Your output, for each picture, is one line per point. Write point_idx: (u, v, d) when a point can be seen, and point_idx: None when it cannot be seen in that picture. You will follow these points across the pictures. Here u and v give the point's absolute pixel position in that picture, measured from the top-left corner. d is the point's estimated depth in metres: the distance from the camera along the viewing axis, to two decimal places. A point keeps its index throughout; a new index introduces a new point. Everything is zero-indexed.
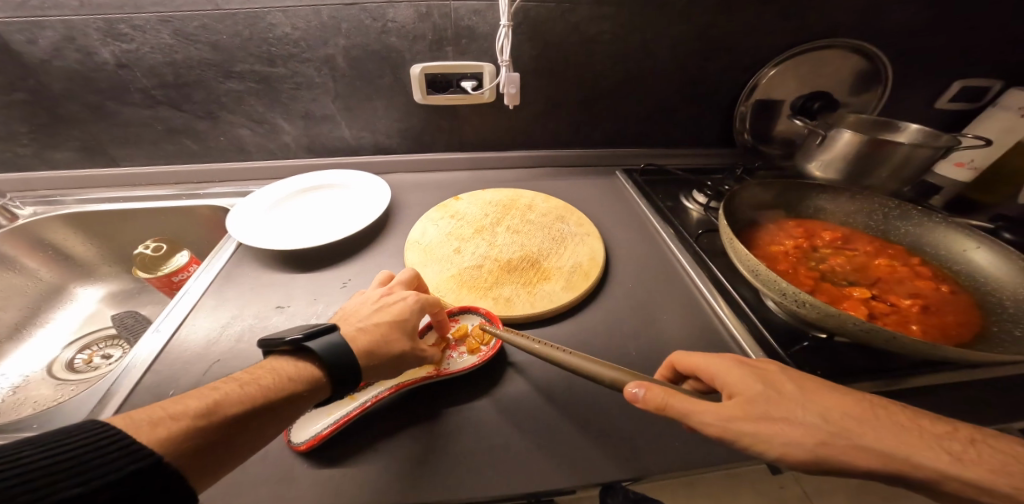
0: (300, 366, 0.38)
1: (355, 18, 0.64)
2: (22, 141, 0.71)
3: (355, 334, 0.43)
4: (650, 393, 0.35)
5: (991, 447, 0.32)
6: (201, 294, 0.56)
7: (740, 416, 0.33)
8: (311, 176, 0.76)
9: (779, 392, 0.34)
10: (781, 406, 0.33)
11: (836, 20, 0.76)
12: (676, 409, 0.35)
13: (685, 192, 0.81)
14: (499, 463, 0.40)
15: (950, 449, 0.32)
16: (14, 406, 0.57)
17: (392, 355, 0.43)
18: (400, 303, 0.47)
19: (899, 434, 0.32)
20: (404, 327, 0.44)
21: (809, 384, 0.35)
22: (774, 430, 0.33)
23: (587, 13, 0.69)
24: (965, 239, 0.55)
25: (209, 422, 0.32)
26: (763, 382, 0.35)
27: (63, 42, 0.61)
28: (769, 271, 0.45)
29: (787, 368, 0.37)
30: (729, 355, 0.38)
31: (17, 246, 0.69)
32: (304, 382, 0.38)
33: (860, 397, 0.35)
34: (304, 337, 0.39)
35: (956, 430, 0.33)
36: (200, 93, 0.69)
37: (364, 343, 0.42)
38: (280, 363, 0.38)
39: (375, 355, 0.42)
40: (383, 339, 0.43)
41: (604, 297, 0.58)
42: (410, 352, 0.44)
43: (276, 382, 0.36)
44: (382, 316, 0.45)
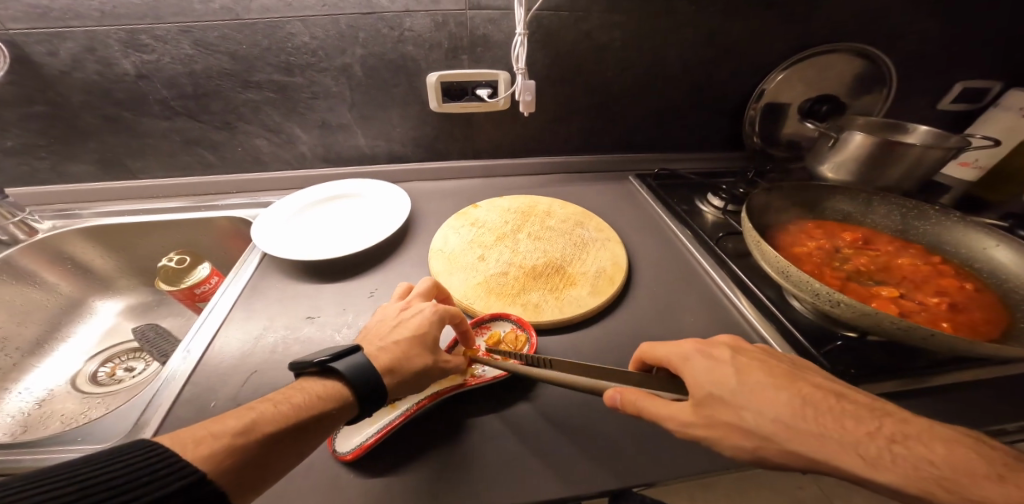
0: (328, 384, 0.37)
1: (373, 27, 0.65)
2: (39, 155, 0.70)
3: (377, 352, 0.42)
4: (625, 398, 0.37)
5: (908, 450, 0.30)
6: (229, 307, 0.56)
7: (695, 421, 0.35)
8: (329, 186, 0.77)
9: (722, 392, 0.35)
10: (729, 409, 0.34)
11: (842, 23, 0.77)
12: (644, 414, 0.36)
13: (699, 195, 0.82)
14: (538, 469, 0.40)
15: (863, 452, 0.30)
16: (41, 419, 0.57)
17: (416, 371, 0.42)
18: (420, 315, 0.46)
19: (819, 432, 0.31)
20: (426, 340, 0.43)
21: (754, 380, 0.35)
22: (721, 434, 0.34)
23: (601, 20, 0.70)
24: (984, 237, 0.57)
25: (247, 440, 0.31)
26: (714, 381, 0.35)
27: (83, 53, 0.60)
28: (801, 272, 0.45)
29: (738, 355, 0.37)
30: (686, 346, 0.39)
31: (36, 260, 0.68)
32: (333, 401, 0.36)
33: (794, 393, 0.34)
34: (331, 357, 0.38)
35: (878, 429, 0.31)
36: (218, 104, 0.69)
37: (386, 361, 0.41)
38: (311, 383, 0.38)
39: (399, 372, 0.41)
40: (405, 355, 0.42)
41: (631, 300, 0.59)
42: (434, 366, 0.43)
43: (308, 401, 0.36)
44: (403, 331, 0.44)
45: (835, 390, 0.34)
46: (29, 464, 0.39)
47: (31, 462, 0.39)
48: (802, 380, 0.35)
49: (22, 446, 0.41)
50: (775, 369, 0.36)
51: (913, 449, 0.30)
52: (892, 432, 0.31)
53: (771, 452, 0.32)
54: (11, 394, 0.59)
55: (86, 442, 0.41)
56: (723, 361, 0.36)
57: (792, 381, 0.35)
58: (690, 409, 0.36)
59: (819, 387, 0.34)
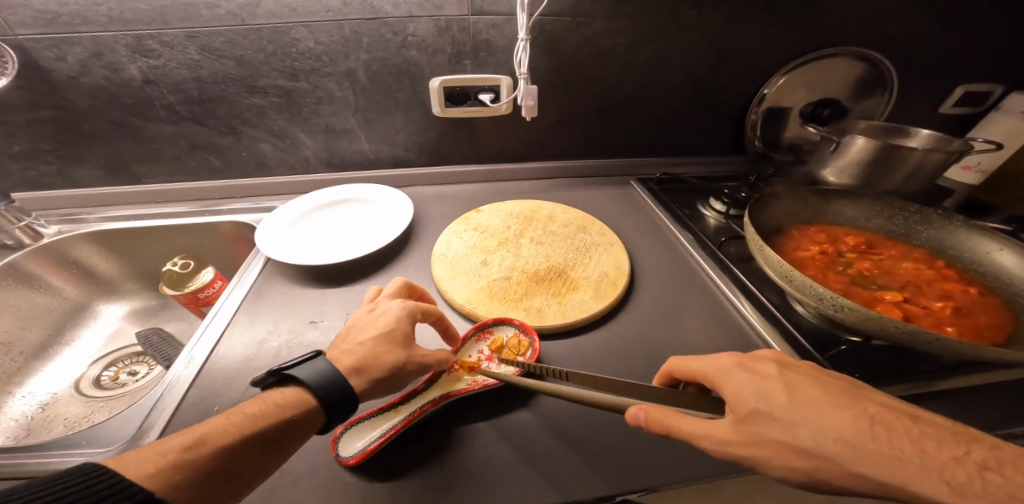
0: (286, 393, 0.37)
1: (376, 32, 0.65)
2: (46, 160, 0.71)
3: (340, 356, 0.42)
4: (650, 416, 0.36)
5: (1004, 478, 0.27)
6: (234, 311, 0.56)
7: (737, 440, 0.34)
8: (333, 191, 0.77)
9: (771, 409, 0.34)
10: (778, 427, 0.33)
11: (844, 28, 0.77)
12: (677, 432, 0.36)
13: (701, 200, 0.82)
14: (542, 474, 0.40)
15: (949, 478, 0.28)
16: (44, 423, 0.57)
17: (385, 371, 0.41)
18: (386, 315, 0.45)
19: (896, 456, 0.29)
20: (393, 338, 0.43)
21: (807, 397, 0.33)
22: (769, 453, 0.33)
23: (603, 25, 0.70)
24: (986, 241, 0.57)
25: (196, 455, 0.31)
26: (759, 398, 0.34)
27: (91, 58, 0.61)
28: (803, 277, 0.45)
29: (784, 368, 0.36)
30: (725, 359, 0.38)
31: (42, 264, 0.68)
32: (289, 407, 0.36)
33: (859, 412, 0.32)
34: (290, 364, 0.39)
35: (965, 454, 0.29)
36: (223, 109, 0.70)
37: (350, 363, 0.41)
38: (268, 393, 0.38)
39: (365, 373, 0.41)
40: (371, 355, 0.42)
41: (633, 304, 0.59)
42: (404, 365, 0.42)
43: (264, 411, 0.36)
44: (367, 333, 0.44)
45: (905, 409, 0.32)
46: (34, 468, 0.39)
47: (34, 466, 0.39)
48: (864, 398, 0.33)
49: (27, 449, 0.41)
50: (829, 385, 0.35)
51: (1008, 477, 0.27)
52: (983, 458, 0.28)
53: (833, 474, 0.31)
54: (15, 397, 0.59)
55: (90, 445, 0.41)
56: (767, 374, 0.36)
57: (854, 399, 0.33)
58: (731, 427, 0.35)
59: (891, 404, 0.33)
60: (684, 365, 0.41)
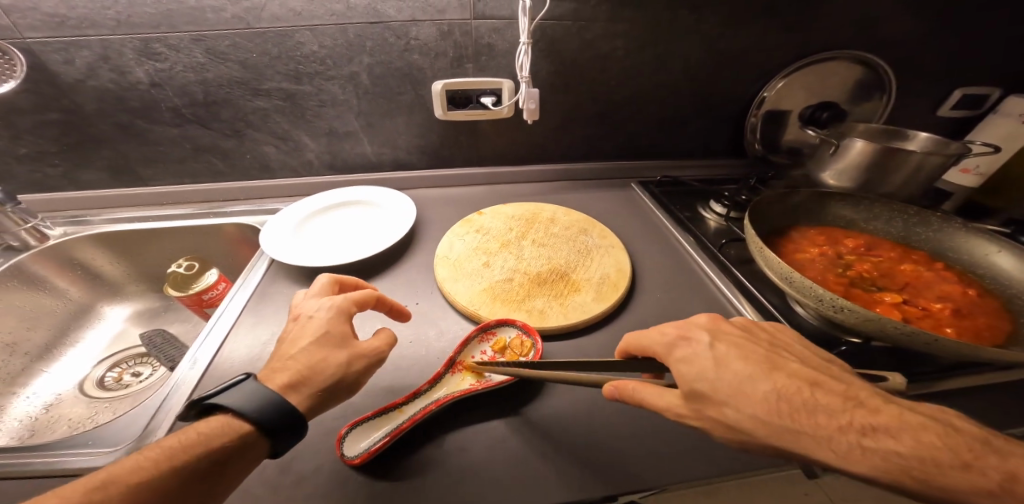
0: (215, 421, 0.35)
1: (380, 36, 0.66)
2: (53, 162, 0.71)
3: (273, 374, 0.40)
4: (622, 389, 0.38)
5: (877, 442, 0.31)
6: (238, 313, 0.56)
7: (683, 415, 0.36)
8: (336, 194, 0.78)
9: (707, 388, 0.35)
10: (712, 405, 0.34)
11: (842, 32, 0.78)
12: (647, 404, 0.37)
13: (701, 202, 0.83)
14: (545, 474, 0.41)
15: (835, 447, 0.31)
16: (49, 424, 0.58)
17: (327, 377, 0.40)
18: (313, 322, 0.43)
19: (795, 433, 0.32)
20: (325, 343, 0.42)
21: (733, 372, 0.35)
22: (709, 427, 0.35)
23: (603, 29, 0.71)
24: (985, 244, 0.57)
25: (104, 496, 0.29)
26: (698, 377, 0.35)
27: (98, 61, 0.62)
28: (803, 278, 0.46)
29: (718, 340, 0.38)
30: (668, 335, 0.39)
31: (48, 265, 0.69)
32: (218, 435, 0.34)
33: (771, 387, 0.34)
34: (213, 393, 0.36)
35: (850, 422, 0.32)
36: (228, 112, 0.70)
37: (284, 380, 0.39)
38: (198, 422, 0.35)
39: (305, 387, 0.39)
40: (307, 367, 0.40)
41: (634, 306, 0.59)
42: (348, 365, 0.41)
43: (189, 441, 0.33)
44: (296, 345, 0.42)
45: (810, 379, 0.35)
46: (41, 468, 0.40)
47: (41, 466, 0.40)
48: (779, 370, 0.35)
49: (33, 449, 0.41)
50: (754, 356, 0.36)
51: (881, 443, 0.31)
52: (863, 425, 0.32)
53: (750, 443, 0.33)
54: (19, 398, 0.60)
55: (97, 446, 0.41)
56: (705, 350, 0.37)
57: (770, 372, 0.35)
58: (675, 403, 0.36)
59: (798, 377, 0.35)
60: (635, 343, 0.41)
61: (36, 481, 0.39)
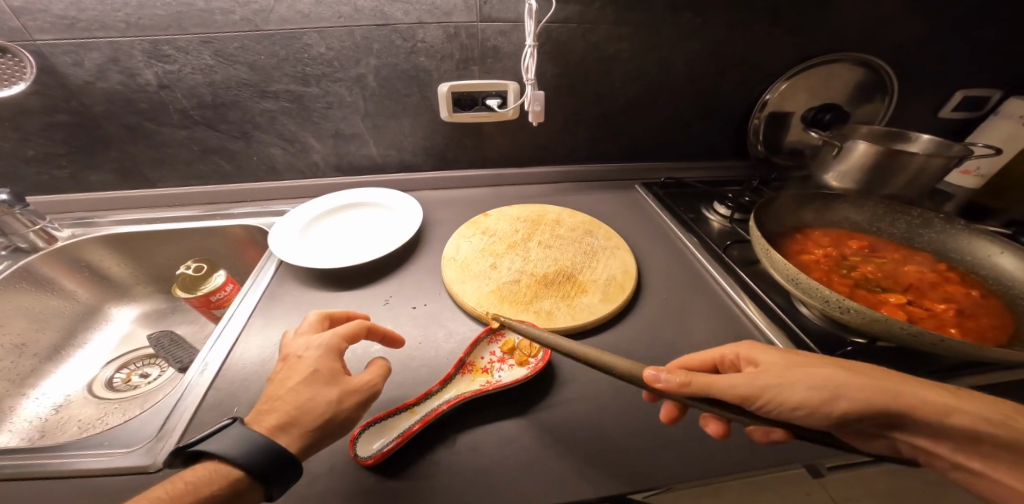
0: (202, 470, 0.35)
1: (387, 39, 0.66)
2: (60, 164, 0.72)
3: (262, 417, 0.38)
4: (671, 375, 0.37)
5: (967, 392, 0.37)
6: (249, 314, 0.57)
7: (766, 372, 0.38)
8: (342, 196, 0.78)
9: (794, 358, 0.39)
10: (775, 372, 0.37)
11: (846, 34, 0.79)
12: (697, 380, 0.37)
13: (705, 204, 0.83)
14: (556, 473, 0.41)
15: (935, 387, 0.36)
16: (59, 425, 0.58)
17: (317, 418, 0.38)
18: (300, 361, 0.41)
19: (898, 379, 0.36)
20: (313, 382, 0.39)
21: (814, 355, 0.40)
22: (794, 378, 0.37)
23: (607, 32, 0.72)
24: (988, 245, 0.58)
25: None
26: (777, 354, 0.40)
27: (107, 63, 0.62)
28: (810, 279, 0.46)
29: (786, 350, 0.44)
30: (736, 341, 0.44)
31: (56, 266, 0.69)
32: (207, 484, 0.34)
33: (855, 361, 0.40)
34: (198, 439, 0.36)
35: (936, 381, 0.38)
36: (236, 114, 0.71)
37: (273, 422, 0.37)
38: (187, 471, 0.35)
39: (294, 428, 0.37)
40: (296, 408, 0.38)
41: (641, 307, 0.60)
42: (338, 403, 0.39)
43: (174, 493, 0.33)
44: (283, 387, 0.40)
45: None
46: (56, 468, 0.40)
47: (55, 466, 0.40)
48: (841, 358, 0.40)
49: (46, 450, 0.42)
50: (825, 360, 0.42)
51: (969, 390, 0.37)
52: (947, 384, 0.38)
53: (849, 384, 0.35)
54: (28, 400, 0.60)
55: (112, 446, 0.42)
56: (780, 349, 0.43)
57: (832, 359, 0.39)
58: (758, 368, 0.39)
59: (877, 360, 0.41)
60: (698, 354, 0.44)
61: (51, 481, 0.39)
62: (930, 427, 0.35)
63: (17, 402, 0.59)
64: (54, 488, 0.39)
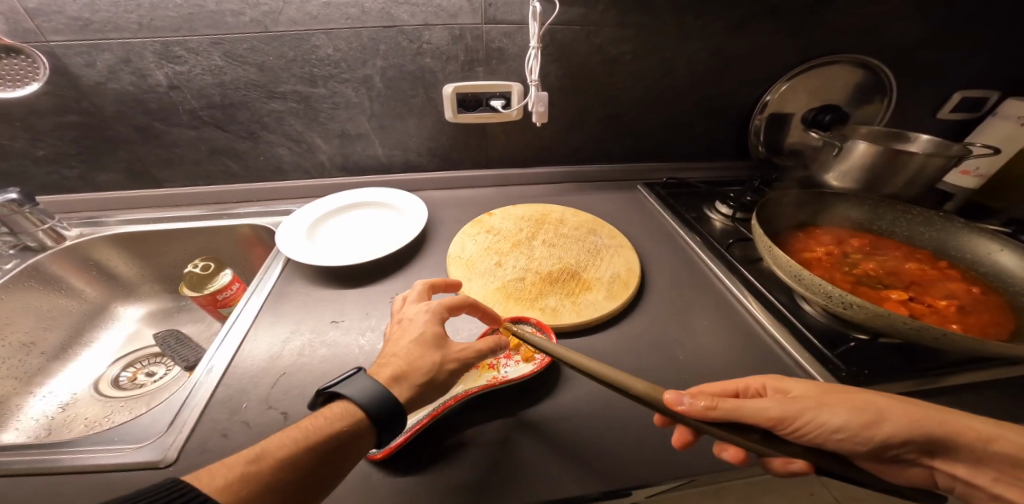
0: (340, 407, 0.37)
1: (393, 40, 0.67)
2: (69, 164, 0.72)
3: (379, 368, 0.41)
4: (696, 401, 0.37)
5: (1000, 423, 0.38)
6: (256, 313, 0.57)
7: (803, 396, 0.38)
8: (347, 196, 0.79)
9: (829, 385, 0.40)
10: (811, 395, 0.38)
11: (845, 36, 0.80)
12: (723, 404, 0.37)
13: (707, 204, 0.84)
14: (566, 467, 0.41)
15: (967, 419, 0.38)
16: (66, 422, 0.59)
17: (423, 375, 0.41)
18: (413, 323, 0.45)
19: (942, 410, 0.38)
20: (427, 341, 0.43)
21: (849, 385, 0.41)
22: (831, 400, 0.38)
23: (610, 34, 0.73)
24: (989, 242, 0.58)
25: (260, 467, 0.31)
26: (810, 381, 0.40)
27: (119, 64, 0.63)
28: (813, 275, 0.47)
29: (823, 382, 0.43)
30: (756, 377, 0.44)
31: (64, 265, 0.70)
32: (340, 419, 0.36)
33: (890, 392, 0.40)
34: (334, 383, 0.38)
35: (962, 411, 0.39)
36: (244, 114, 0.72)
37: (388, 374, 0.40)
38: (326, 408, 0.37)
39: (405, 381, 0.40)
40: (407, 362, 0.41)
41: (645, 306, 0.60)
42: (441, 365, 0.42)
43: (319, 425, 0.35)
44: (397, 345, 0.43)
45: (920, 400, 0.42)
46: (66, 464, 0.40)
47: (65, 462, 0.40)
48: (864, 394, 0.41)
49: (55, 446, 0.42)
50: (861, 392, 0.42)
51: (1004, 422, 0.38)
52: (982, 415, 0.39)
53: (887, 408, 0.37)
54: (35, 398, 0.61)
55: (122, 442, 0.42)
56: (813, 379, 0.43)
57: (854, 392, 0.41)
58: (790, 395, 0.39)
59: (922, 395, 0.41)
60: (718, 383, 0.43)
61: (64, 476, 0.40)
62: (972, 451, 0.36)
63: (24, 401, 0.60)
64: (67, 482, 0.39)
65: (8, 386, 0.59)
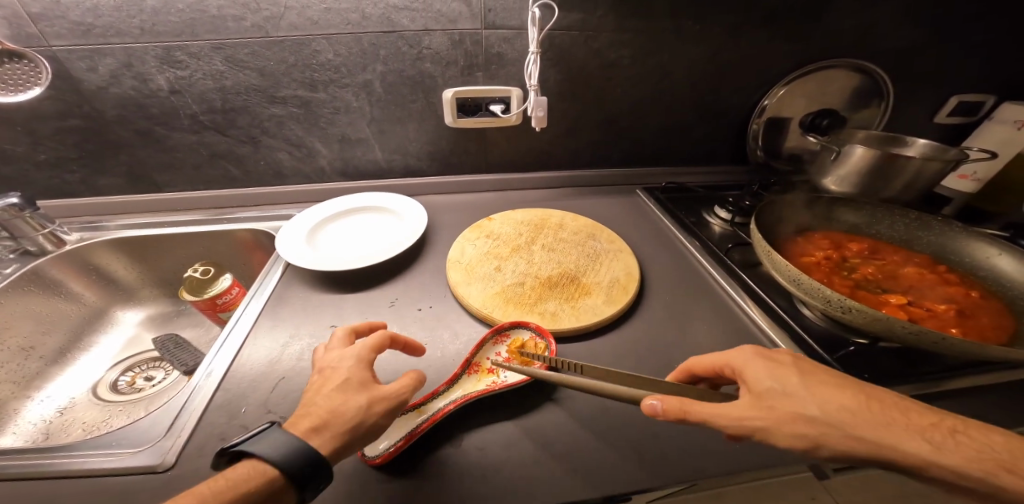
0: (245, 466, 0.34)
1: (393, 45, 0.68)
2: (71, 168, 0.73)
3: (296, 421, 0.38)
4: (667, 404, 0.37)
5: (971, 438, 0.34)
6: (256, 317, 0.57)
7: (756, 415, 0.36)
8: (347, 200, 0.79)
9: (790, 389, 0.36)
10: (766, 409, 0.36)
11: (841, 41, 0.80)
12: (694, 414, 0.37)
13: (706, 208, 0.84)
14: (563, 472, 0.41)
15: (931, 439, 0.33)
16: (63, 427, 0.59)
17: (348, 421, 0.38)
18: (335, 369, 0.42)
19: (910, 436, 0.33)
20: (345, 389, 0.40)
21: (817, 379, 0.37)
22: (782, 422, 0.35)
23: (609, 39, 0.73)
24: (987, 247, 0.59)
25: None
26: (773, 379, 0.37)
27: (121, 69, 0.63)
28: (811, 280, 0.47)
29: (800, 359, 0.39)
30: (746, 350, 0.41)
31: (64, 269, 0.70)
32: (247, 479, 0.34)
33: (859, 392, 0.36)
34: (239, 441, 0.35)
35: (940, 421, 0.35)
36: (245, 119, 0.72)
37: (306, 425, 0.37)
38: (230, 470, 0.34)
39: (325, 430, 0.37)
40: (329, 410, 0.38)
41: (645, 310, 0.60)
42: (368, 409, 0.39)
43: (220, 487, 0.32)
44: (317, 394, 0.40)
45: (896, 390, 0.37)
46: (63, 468, 0.40)
47: (62, 467, 0.40)
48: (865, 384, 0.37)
49: (53, 449, 0.42)
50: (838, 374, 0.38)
51: (973, 438, 0.34)
52: (954, 424, 0.34)
53: (834, 438, 0.34)
54: (33, 402, 0.61)
55: (119, 446, 0.42)
56: (785, 356, 0.40)
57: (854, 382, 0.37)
58: (749, 405, 0.36)
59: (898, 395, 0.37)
60: (703, 361, 0.43)
61: (61, 480, 0.40)
62: None
63: (22, 405, 0.60)
64: (64, 486, 0.39)
65: (6, 391, 0.60)
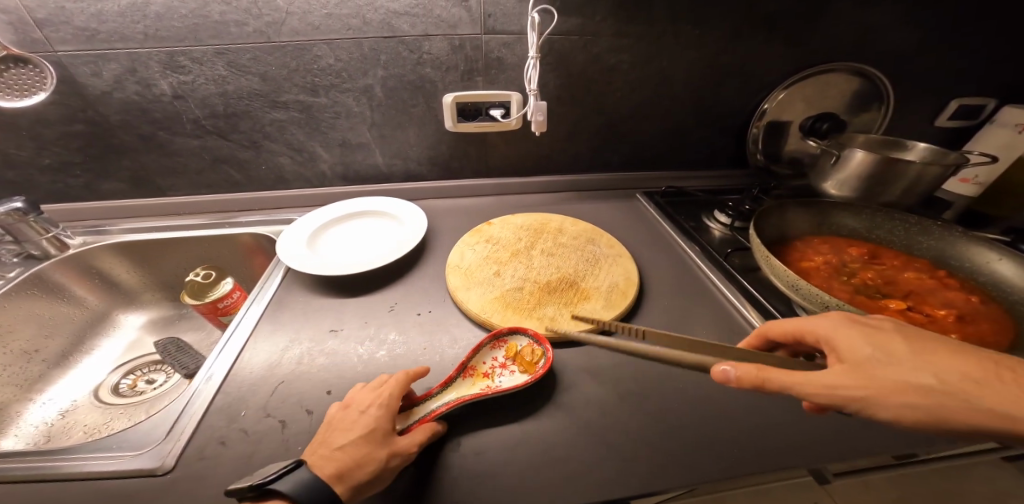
0: None
1: (394, 50, 0.68)
2: (75, 173, 0.73)
3: (319, 462, 0.39)
4: (742, 372, 0.36)
5: None
6: (256, 320, 0.58)
7: (855, 383, 0.35)
8: (348, 205, 0.79)
9: (893, 358, 0.36)
10: (866, 377, 0.35)
11: (841, 44, 0.80)
12: (772, 383, 0.36)
13: (705, 212, 0.84)
14: (561, 477, 0.41)
15: None
16: (64, 430, 0.59)
17: (366, 472, 0.38)
18: (364, 413, 0.42)
19: None
20: (369, 440, 0.40)
21: (923, 346, 0.36)
22: (887, 391, 0.35)
23: (608, 44, 0.73)
24: (987, 252, 0.58)
25: None
26: (873, 345, 0.36)
27: (124, 74, 0.64)
28: (810, 285, 0.47)
29: (901, 325, 0.39)
30: (829, 314, 0.41)
31: (67, 273, 0.70)
32: None
33: (978, 360, 0.35)
34: (271, 478, 0.36)
35: None
36: (247, 124, 0.73)
37: (330, 471, 0.38)
38: None
39: (345, 478, 0.37)
40: (351, 458, 0.39)
41: (644, 314, 0.60)
42: (386, 464, 0.39)
43: None
44: (342, 438, 0.40)
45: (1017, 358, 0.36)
46: (63, 471, 0.40)
47: (62, 470, 0.40)
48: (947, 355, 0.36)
49: (54, 452, 0.42)
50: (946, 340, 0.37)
51: None
52: None
53: (949, 411, 0.33)
54: (34, 405, 0.61)
55: (119, 449, 0.42)
56: (883, 322, 0.39)
57: (964, 348, 0.36)
58: (843, 371, 0.36)
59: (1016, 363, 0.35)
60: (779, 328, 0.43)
61: (62, 483, 0.40)
62: None
63: (24, 408, 0.60)
64: (64, 488, 0.39)
65: (7, 393, 0.60)
